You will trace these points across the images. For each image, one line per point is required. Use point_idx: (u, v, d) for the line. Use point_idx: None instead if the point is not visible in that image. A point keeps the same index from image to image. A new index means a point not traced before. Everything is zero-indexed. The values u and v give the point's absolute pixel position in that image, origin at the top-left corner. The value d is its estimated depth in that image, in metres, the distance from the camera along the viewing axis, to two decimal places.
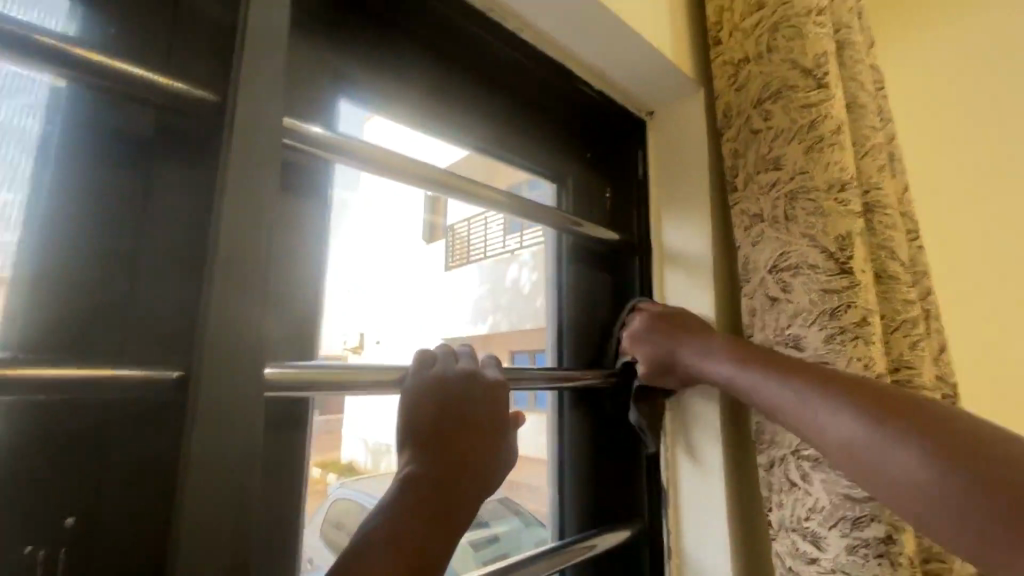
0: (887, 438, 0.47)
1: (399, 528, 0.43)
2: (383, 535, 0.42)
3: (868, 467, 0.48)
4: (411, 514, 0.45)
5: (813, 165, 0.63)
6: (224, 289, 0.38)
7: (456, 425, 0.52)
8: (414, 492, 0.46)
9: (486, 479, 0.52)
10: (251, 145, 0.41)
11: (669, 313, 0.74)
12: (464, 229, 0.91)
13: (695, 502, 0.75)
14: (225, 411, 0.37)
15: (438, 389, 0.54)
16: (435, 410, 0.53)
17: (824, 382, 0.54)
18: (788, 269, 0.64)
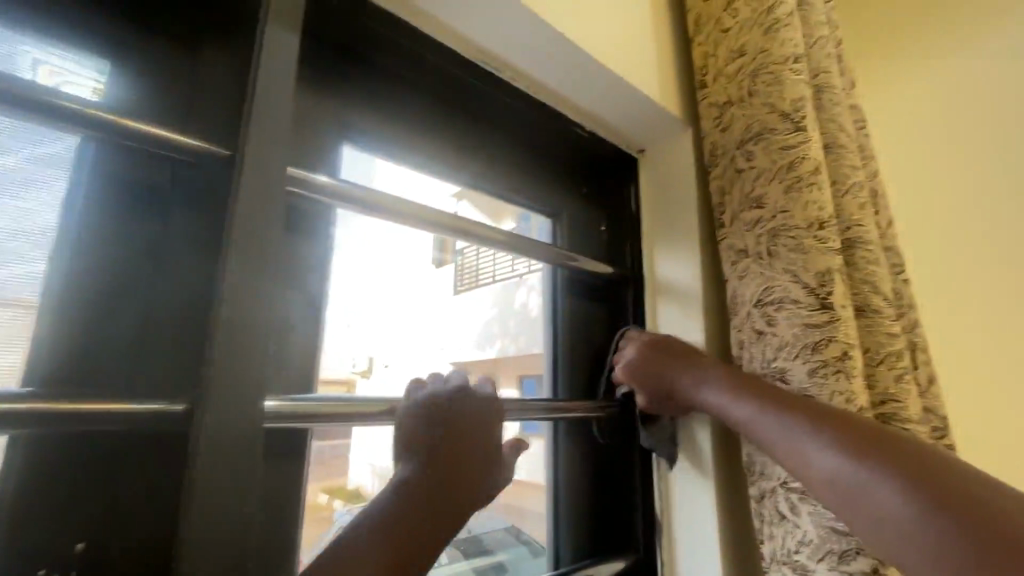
0: (887, 481, 0.46)
1: (385, 537, 0.48)
2: (371, 541, 0.47)
3: (869, 509, 0.47)
4: (397, 531, 0.49)
5: (794, 203, 0.66)
6: (231, 330, 0.41)
7: (443, 446, 0.55)
8: (403, 510, 0.50)
9: (472, 497, 0.57)
10: (257, 196, 0.44)
11: (661, 339, 0.75)
12: (473, 255, 0.86)
13: (688, 533, 0.75)
14: (226, 442, 0.40)
15: (433, 410, 0.56)
16: (426, 433, 0.55)
17: (822, 419, 0.54)
18: (771, 303, 0.66)
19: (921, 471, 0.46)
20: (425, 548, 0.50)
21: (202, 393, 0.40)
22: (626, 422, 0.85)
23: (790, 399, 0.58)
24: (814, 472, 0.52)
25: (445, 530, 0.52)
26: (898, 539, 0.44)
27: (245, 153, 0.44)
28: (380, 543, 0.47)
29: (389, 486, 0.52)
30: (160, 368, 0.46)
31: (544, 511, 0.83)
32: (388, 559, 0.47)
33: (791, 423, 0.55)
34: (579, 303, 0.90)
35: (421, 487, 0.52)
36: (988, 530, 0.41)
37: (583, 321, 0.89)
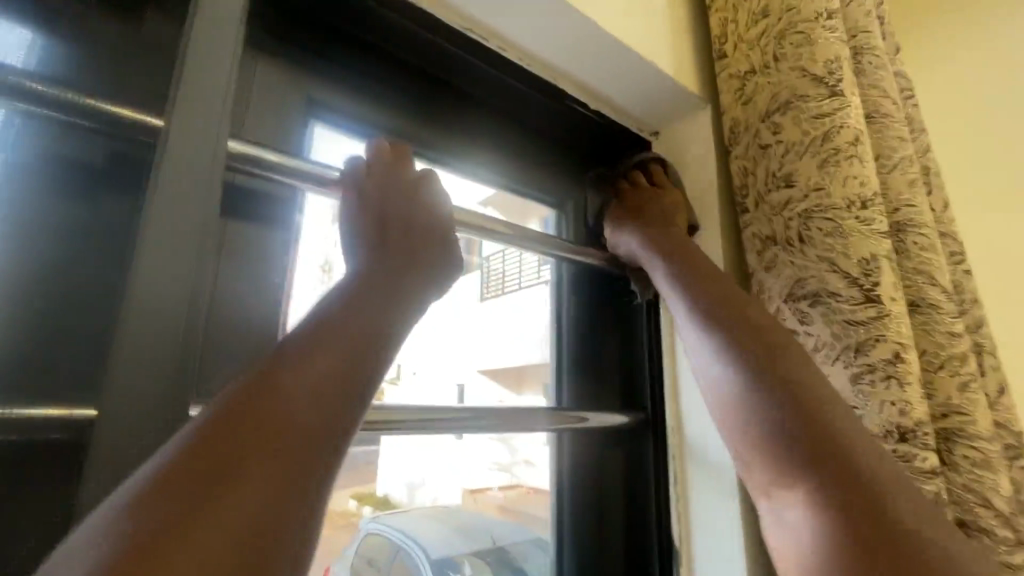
0: (737, 364, 0.45)
1: (349, 323, 0.36)
2: (320, 331, 0.35)
3: (717, 385, 0.46)
4: (337, 336, 0.35)
5: (829, 179, 0.57)
6: (148, 324, 0.35)
7: (394, 209, 0.47)
8: (344, 316, 0.36)
9: (441, 227, 0.49)
10: (183, 174, 0.38)
11: (648, 189, 0.72)
12: (498, 262, 0.83)
13: (710, 563, 0.65)
14: (123, 456, 0.33)
15: (382, 208, 0.47)
16: (370, 212, 0.46)
17: (710, 300, 0.51)
18: (805, 297, 0.56)
19: (780, 360, 0.44)
20: (396, 324, 0.38)
21: (106, 402, 0.33)
22: (637, 435, 0.76)
23: (695, 273, 0.55)
24: (690, 339, 0.51)
25: (431, 257, 0.46)
26: (731, 416, 0.44)
27: (172, 123, 0.39)
28: (309, 379, 0.32)
29: (339, 289, 0.39)
30: (75, 380, 0.38)
31: (548, 521, 0.76)
32: (350, 342, 0.35)
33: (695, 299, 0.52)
34: (586, 299, 0.81)
35: (340, 308, 0.37)
36: (806, 420, 0.39)
37: (589, 322, 0.81)
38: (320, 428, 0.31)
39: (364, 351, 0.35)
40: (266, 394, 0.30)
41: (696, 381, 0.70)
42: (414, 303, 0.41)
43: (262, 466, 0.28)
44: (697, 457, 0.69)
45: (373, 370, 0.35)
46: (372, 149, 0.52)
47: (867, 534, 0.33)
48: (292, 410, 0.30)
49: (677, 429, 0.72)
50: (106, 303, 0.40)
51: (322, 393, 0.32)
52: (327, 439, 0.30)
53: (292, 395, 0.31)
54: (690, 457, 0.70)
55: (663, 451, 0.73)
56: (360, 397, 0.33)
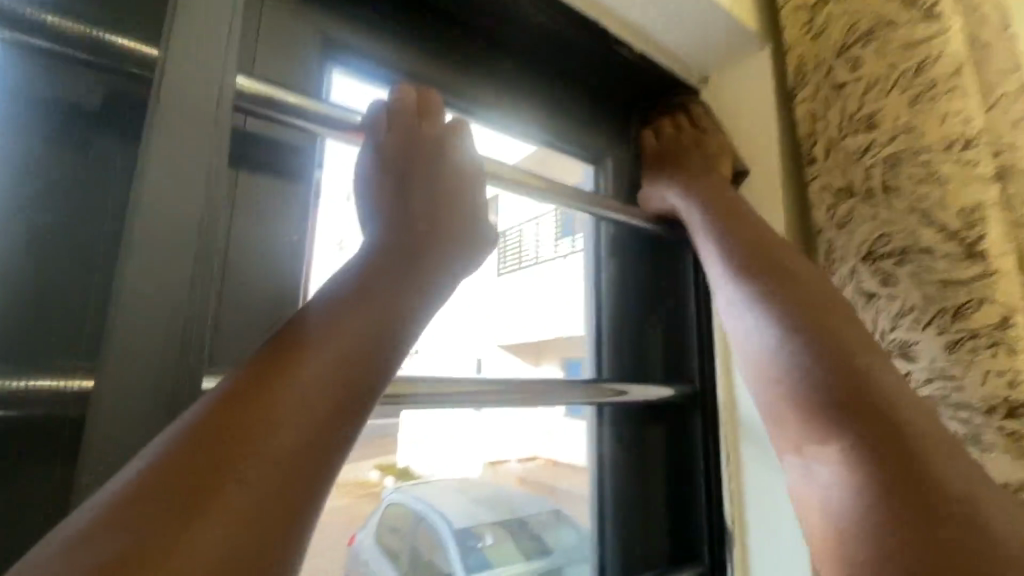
0: (783, 322, 0.42)
1: (364, 303, 0.30)
2: (332, 312, 0.30)
3: (757, 342, 0.44)
4: (348, 319, 0.30)
5: (923, 118, 0.49)
6: (139, 286, 0.30)
7: (420, 171, 0.41)
8: (355, 294, 0.31)
9: (471, 188, 0.43)
10: (177, 117, 0.32)
11: (690, 135, 0.66)
12: (516, 235, 0.75)
13: (767, 545, 0.61)
14: (134, 436, 0.29)
15: (401, 168, 0.41)
16: (390, 175, 0.41)
17: (751, 254, 0.49)
18: (889, 256, 0.49)
19: (829, 320, 0.42)
20: (418, 302, 0.33)
21: (101, 370, 0.29)
22: (680, 411, 0.71)
23: (737, 230, 0.52)
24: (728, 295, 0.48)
25: (455, 228, 0.39)
26: (767, 373, 0.42)
27: (167, 56, 0.33)
28: (319, 369, 0.27)
29: (354, 262, 0.34)
30: (71, 351, 0.33)
31: (587, 496, 0.71)
32: (365, 326, 0.30)
33: (733, 252, 0.50)
34: (626, 264, 0.75)
35: (354, 289, 0.31)
36: (852, 380, 0.37)
37: (629, 290, 0.74)
38: (327, 428, 0.26)
39: (387, 334, 0.30)
40: (270, 380, 0.26)
41: None
42: (438, 280, 0.35)
43: (262, 471, 0.24)
44: (752, 433, 0.63)
45: (389, 359, 0.30)
46: (396, 97, 0.45)
47: (923, 502, 0.31)
48: (292, 404, 0.26)
49: (729, 403, 0.66)
50: (102, 261, 0.35)
51: (335, 387, 0.27)
52: (333, 437, 0.26)
53: (300, 389, 0.26)
54: (744, 434, 0.64)
55: (713, 427, 0.67)
56: (372, 393, 0.28)
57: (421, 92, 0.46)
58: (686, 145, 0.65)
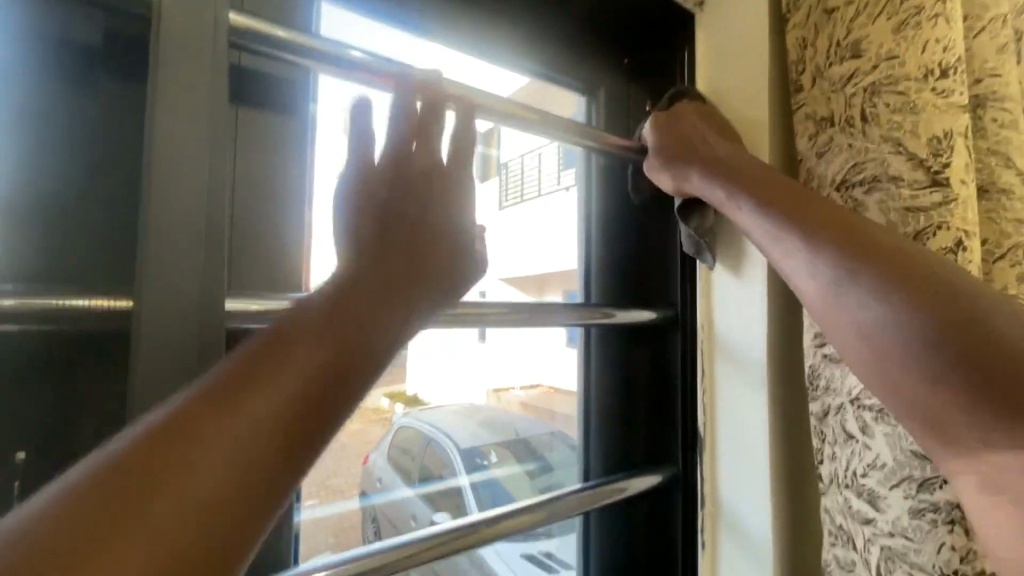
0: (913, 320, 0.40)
1: (332, 327, 0.28)
2: (294, 336, 0.27)
3: (891, 346, 0.41)
4: (314, 345, 0.27)
5: (906, 46, 0.50)
6: (161, 222, 0.34)
7: (410, 182, 0.38)
8: (324, 318, 0.28)
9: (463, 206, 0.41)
10: (194, 58, 0.35)
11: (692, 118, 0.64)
12: (519, 165, 0.76)
13: (735, 449, 0.68)
14: (167, 350, 0.34)
15: (392, 183, 0.38)
16: (377, 189, 0.37)
17: (840, 242, 0.44)
18: (860, 184, 0.52)
19: (922, 284, 0.41)
20: (391, 326, 0.31)
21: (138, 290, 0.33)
22: (659, 338, 0.76)
23: (803, 212, 0.47)
24: (815, 281, 0.44)
25: (442, 245, 0.37)
26: (881, 360, 0.41)
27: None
28: (273, 401, 0.25)
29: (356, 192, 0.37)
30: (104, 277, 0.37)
31: (574, 413, 0.78)
32: (330, 353, 0.27)
33: (818, 242, 0.45)
34: (615, 200, 0.77)
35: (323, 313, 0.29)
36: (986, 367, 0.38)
37: (615, 226, 0.78)
38: (275, 475, 0.25)
39: (354, 363, 0.28)
40: (219, 400, 0.25)
41: (729, 283, 0.69)
42: (419, 302, 0.33)
43: (192, 519, 0.22)
44: (727, 352, 0.69)
45: (352, 396, 0.28)
46: (401, 97, 0.43)
47: None
48: (238, 440, 0.24)
49: (707, 326, 0.71)
50: (124, 197, 0.38)
51: (289, 424, 0.25)
52: (278, 483, 0.25)
53: (246, 430, 0.24)
54: (720, 354, 0.70)
55: (692, 348, 0.72)
56: (329, 431, 0.27)
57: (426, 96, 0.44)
58: (695, 129, 0.63)
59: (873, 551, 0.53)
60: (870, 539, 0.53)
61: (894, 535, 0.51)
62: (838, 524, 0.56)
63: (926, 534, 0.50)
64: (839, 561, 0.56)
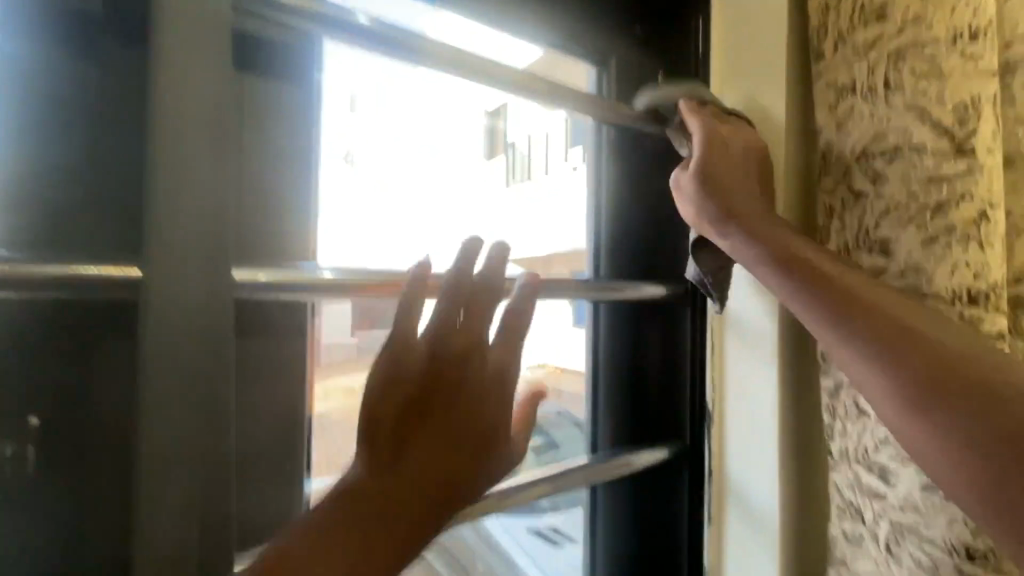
0: (950, 414, 0.41)
1: (421, 453, 0.42)
2: (407, 433, 0.43)
3: (927, 435, 0.42)
4: (408, 480, 0.41)
5: (933, 9, 0.48)
6: (168, 188, 0.33)
7: (466, 348, 0.46)
8: (415, 453, 0.42)
9: (494, 376, 0.48)
10: (206, 19, 0.34)
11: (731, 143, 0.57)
12: (526, 146, 0.76)
13: (744, 424, 0.68)
14: (174, 321, 0.33)
15: (456, 345, 0.46)
16: (444, 358, 0.45)
17: (877, 332, 0.44)
18: (881, 154, 0.51)
19: (950, 375, 0.42)
20: (463, 459, 0.45)
21: (145, 260, 0.32)
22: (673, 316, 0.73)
23: (841, 294, 0.46)
24: (848, 371, 0.46)
25: (495, 385, 0.48)
26: (919, 444, 0.42)
27: None
28: (378, 525, 0.39)
29: None
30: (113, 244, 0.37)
31: (583, 393, 0.77)
32: (423, 462, 0.42)
33: (857, 330, 0.45)
34: (627, 174, 0.75)
35: (410, 423, 0.43)
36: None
37: (627, 201, 0.76)
38: (384, 564, 0.38)
39: (441, 490, 0.43)
40: (352, 508, 0.39)
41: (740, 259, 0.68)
42: (482, 425, 0.47)
43: (348, 559, 0.37)
44: (737, 327, 0.68)
45: (427, 518, 0.42)
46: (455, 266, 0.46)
47: None
48: (375, 527, 0.39)
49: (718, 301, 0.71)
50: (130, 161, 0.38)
51: (399, 504, 0.40)
52: (390, 558, 0.39)
53: (366, 537, 0.38)
54: (729, 328, 0.70)
55: (702, 324, 0.72)
56: (426, 508, 0.41)
57: (487, 244, 0.48)
58: (733, 156, 0.56)
59: (882, 525, 0.53)
60: (879, 514, 0.53)
61: (904, 509, 0.51)
62: (846, 499, 0.57)
63: (937, 508, 0.49)
64: (847, 535, 0.57)
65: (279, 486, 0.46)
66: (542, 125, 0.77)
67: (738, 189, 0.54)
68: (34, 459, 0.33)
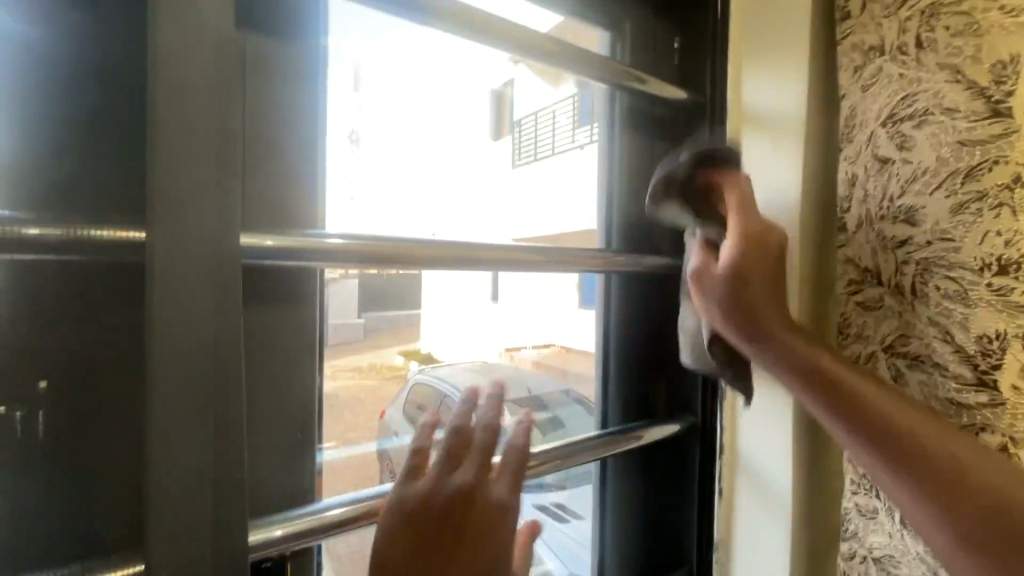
0: (975, 549, 0.39)
1: None
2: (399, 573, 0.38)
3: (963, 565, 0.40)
4: None
5: None
6: (167, 142, 0.31)
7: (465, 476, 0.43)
8: None
9: (499, 508, 0.44)
10: None
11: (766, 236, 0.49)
12: (531, 123, 0.81)
13: (757, 400, 0.67)
14: (177, 284, 0.31)
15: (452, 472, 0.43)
16: (439, 496, 0.41)
17: (894, 455, 0.42)
18: (909, 118, 0.51)
19: (963, 484, 0.40)
20: None
21: (150, 221, 0.30)
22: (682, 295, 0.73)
23: (853, 415, 0.44)
24: (863, 468, 0.46)
25: (490, 533, 0.42)
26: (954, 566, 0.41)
27: None
28: None
29: None
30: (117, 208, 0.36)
31: (594, 378, 0.78)
32: None
33: (872, 453, 0.43)
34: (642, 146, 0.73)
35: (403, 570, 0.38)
36: None
37: (637, 173, 0.73)
38: None
39: None
40: None
41: None
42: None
43: None
44: None
45: None
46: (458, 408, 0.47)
47: None
48: None
49: None
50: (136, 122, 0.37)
51: None
52: None
53: None
54: None
55: None
56: None
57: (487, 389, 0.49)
58: (770, 259, 0.48)
59: None
60: None
61: None
62: (860, 473, 0.56)
63: None
64: (860, 508, 0.57)
65: (291, 455, 0.46)
66: (548, 102, 0.81)
67: (760, 298, 0.48)
68: (44, 423, 0.32)
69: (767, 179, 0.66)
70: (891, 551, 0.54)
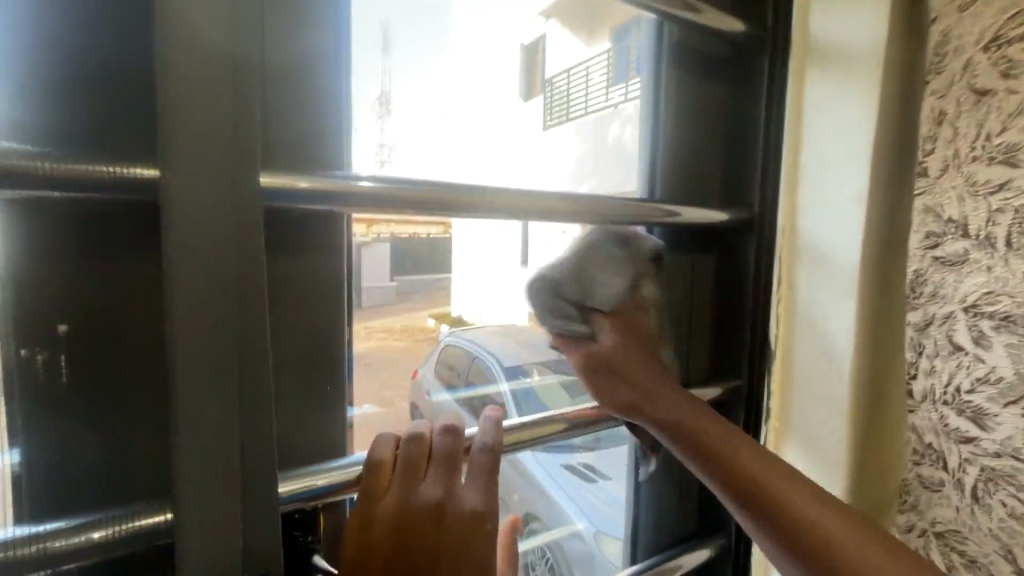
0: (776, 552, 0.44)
1: None
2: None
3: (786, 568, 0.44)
4: None
5: None
6: (172, 63, 0.27)
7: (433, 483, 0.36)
8: None
9: (475, 514, 0.36)
10: None
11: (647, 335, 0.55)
12: (564, 82, 0.83)
13: (813, 366, 0.62)
14: (199, 225, 0.28)
15: (418, 481, 0.36)
16: (401, 510, 0.34)
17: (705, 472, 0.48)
18: (1018, 41, 0.48)
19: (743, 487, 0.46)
20: None
21: (162, 153, 0.27)
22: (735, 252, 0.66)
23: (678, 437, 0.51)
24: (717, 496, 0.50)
25: (465, 532, 0.35)
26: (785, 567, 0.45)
27: None
28: None
29: None
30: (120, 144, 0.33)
31: None
32: None
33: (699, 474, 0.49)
34: (696, 84, 0.64)
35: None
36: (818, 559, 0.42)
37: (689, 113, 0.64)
38: None
39: None
40: None
41: (819, 184, 0.61)
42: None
43: None
44: (811, 256, 0.62)
45: None
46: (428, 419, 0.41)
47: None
48: None
49: (788, 232, 0.64)
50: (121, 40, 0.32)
51: None
52: None
53: None
54: (800, 258, 0.63)
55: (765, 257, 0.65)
56: None
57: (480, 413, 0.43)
58: (634, 339, 0.54)
59: (970, 470, 0.53)
60: (967, 459, 0.54)
61: (1000, 454, 0.51)
62: (927, 443, 0.57)
63: None
64: (924, 480, 0.57)
65: (320, 410, 0.45)
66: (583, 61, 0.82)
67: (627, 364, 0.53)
68: (67, 366, 0.32)
69: (838, 122, 0.59)
70: (956, 527, 0.55)
